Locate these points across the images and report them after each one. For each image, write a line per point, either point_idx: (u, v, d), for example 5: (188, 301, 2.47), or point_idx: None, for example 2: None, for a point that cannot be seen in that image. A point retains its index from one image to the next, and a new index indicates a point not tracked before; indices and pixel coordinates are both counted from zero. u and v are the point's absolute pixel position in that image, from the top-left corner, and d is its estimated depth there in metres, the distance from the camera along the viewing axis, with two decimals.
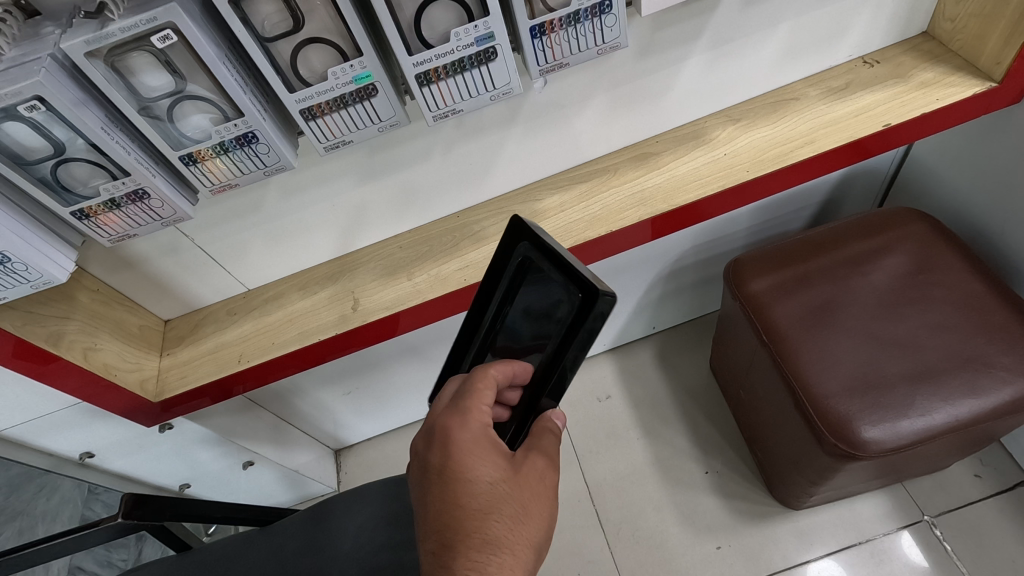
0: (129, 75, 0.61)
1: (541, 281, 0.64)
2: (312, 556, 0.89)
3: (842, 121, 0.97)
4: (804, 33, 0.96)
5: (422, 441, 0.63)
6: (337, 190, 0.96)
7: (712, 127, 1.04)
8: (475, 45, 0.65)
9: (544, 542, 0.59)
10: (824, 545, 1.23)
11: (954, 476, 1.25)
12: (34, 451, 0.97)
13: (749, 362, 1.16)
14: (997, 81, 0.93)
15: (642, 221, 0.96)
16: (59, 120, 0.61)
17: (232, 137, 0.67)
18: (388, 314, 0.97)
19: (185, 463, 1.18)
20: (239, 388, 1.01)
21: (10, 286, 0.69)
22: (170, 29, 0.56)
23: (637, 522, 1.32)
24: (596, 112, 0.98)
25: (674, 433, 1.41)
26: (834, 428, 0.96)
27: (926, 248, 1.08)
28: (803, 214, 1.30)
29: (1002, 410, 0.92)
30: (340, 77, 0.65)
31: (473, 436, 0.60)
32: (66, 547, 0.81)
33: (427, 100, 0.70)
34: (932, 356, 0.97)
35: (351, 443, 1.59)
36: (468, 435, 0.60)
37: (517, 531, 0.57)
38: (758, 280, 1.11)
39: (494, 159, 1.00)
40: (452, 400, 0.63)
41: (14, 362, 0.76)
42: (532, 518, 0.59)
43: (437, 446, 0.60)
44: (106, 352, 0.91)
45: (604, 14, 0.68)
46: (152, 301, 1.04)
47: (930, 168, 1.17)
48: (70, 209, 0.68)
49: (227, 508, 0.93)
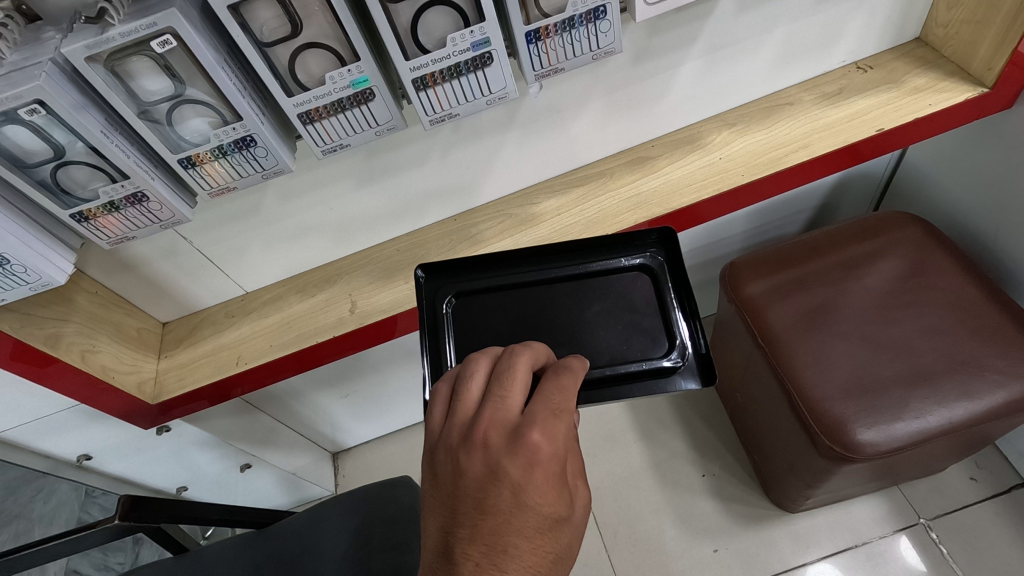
0: (129, 79, 0.61)
1: (648, 298, 0.76)
2: (310, 556, 0.90)
3: (835, 126, 0.98)
4: (798, 39, 0.97)
5: (494, 436, 0.55)
6: (335, 193, 0.96)
7: (708, 131, 1.05)
8: (471, 50, 0.66)
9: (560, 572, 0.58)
10: (820, 548, 1.23)
11: (950, 479, 1.25)
12: (32, 453, 0.97)
13: (744, 364, 1.16)
14: (989, 87, 0.94)
15: (639, 224, 0.96)
16: (59, 124, 0.61)
17: (230, 141, 0.68)
18: (386, 317, 0.97)
19: (181, 466, 1.18)
20: (236, 391, 1.02)
21: (9, 288, 0.69)
22: (169, 33, 0.57)
23: (634, 525, 1.33)
24: (592, 117, 0.99)
25: (671, 436, 1.42)
26: (828, 431, 0.96)
27: (919, 252, 1.09)
28: (799, 218, 1.31)
29: (996, 412, 0.93)
30: (338, 82, 0.65)
31: (556, 462, 0.54)
32: (63, 549, 0.82)
33: (424, 104, 0.71)
34: (925, 359, 0.98)
35: (348, 446, 1.60)
36: (550, 464, 0.54)
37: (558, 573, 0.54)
38: (753, 282, 1.12)
39: (490, 163, 1.01)
40: (543, 409, 0.55)
41: (11, 364, 0.77)
42: (568, 557, 0.56)
43: (521, 457, 0.53)
44: (104, 354, 0.91)
45: (599, 20, 0.69)
46: (150, 304, 1.05)
47: (924, 173, 1.18)
48: (69, 211, 0.68)
49: (224, 510, 0.93)
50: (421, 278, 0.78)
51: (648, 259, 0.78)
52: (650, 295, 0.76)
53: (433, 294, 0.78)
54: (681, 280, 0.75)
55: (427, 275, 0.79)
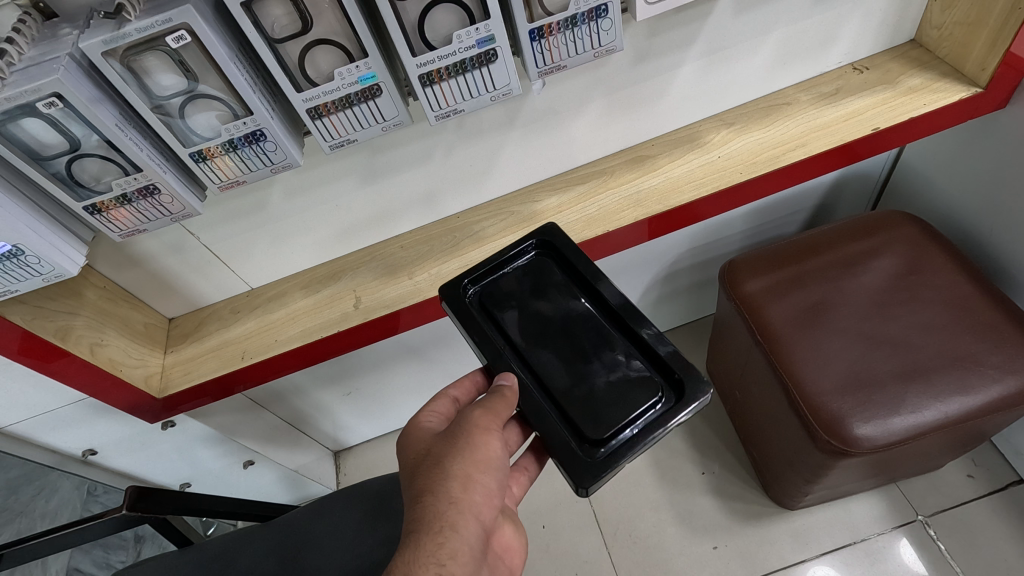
0: (143, 75, 0.63)
1: (534, 277, 0.80)
2: (312, 551, 0.90)
3: (831, 125, 0.99)
4: (796, 40, 0.99)
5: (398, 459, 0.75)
6: (340, 191, 0.98)
7: (707, 130, 1.06)
8: (476, 47, 0.68)
9: (484, 471, 0.62)
10: (820, 546, 1.24)
11: (947, 476, 1.27)
12: (39, 447, 0.98)
13: (744, 363, 1.18)
14: (982, 87, 0.96)
15: (639, 221, 0.98)
16: (75, 117, 0.63)
17: (240, 135, 0.69)
18: (390, 312, 0.99)
19: (187, 462, 1.18)
20: (239, 387, 1.03)
21: (22, 280, 0.71)
22: (184, 29, 0.59)
23: (635, 523, 1.34)
24: (592, 116, 1.00)
25: (671, 435, 1.43)
26: (825, 426, 0.97)
27: (915, 250, 1.10)
28: (797, 217, 1.33)
29: (992, 407, 0.94)
30: (347, 78, 0.67)
31: (411, 432, 0.70)
32: (70, 539, 0.82)
33: (429, 100, 0.73)
34: (921, 355, 0.99)
35: (350, 445, 1.61)
36: (410, 433, 0.70)
37: (440, 470, 0.61)
38: (752, 280, 1.14)
39: (493, 161, 1.02)
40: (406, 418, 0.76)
41: (20, 357, 0.78)
42: (458, 453, 0.63)
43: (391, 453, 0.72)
44: (112, 347, 0.92)
45: (600, 18, 0.71)
46: (157, 300, 1.06)
47: (920, 173, 1.20)
48: (83, 204, 0.70)
49: (229, 503, 0.94)
50: (679, 407, 0.67)
51: (545, 256, 0.82)
52: (543, 275, 0.80)
53: (663, 416, 0.67)
54: (538, 254, 0.82)
55: (689, 396, 0.68)
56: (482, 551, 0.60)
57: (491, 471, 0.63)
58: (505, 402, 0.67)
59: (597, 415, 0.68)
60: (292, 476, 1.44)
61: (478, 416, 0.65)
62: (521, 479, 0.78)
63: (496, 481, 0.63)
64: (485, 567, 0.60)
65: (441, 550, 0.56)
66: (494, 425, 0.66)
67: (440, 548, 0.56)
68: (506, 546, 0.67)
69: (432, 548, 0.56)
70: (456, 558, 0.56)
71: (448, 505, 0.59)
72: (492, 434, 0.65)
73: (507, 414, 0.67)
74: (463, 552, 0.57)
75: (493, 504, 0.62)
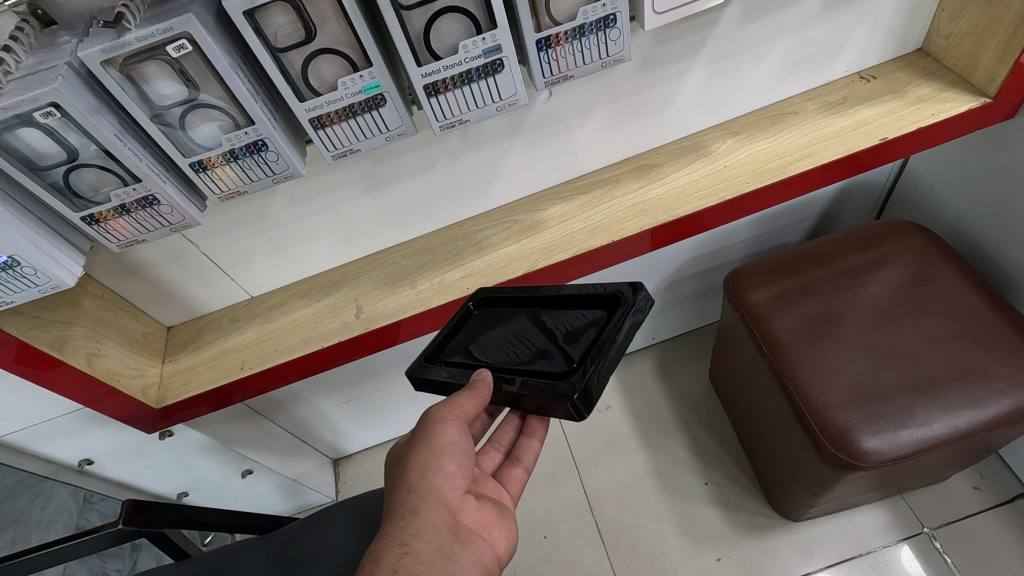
0: (143, 83, 0.62)
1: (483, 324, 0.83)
2: (309, 564, 0.88)
3: (839, 134, 0.98)
4: (803, 49, 0.98)
5: None
6: (340, 200, 0.97)
7: (712, 139, 1.05)
8: (482, 57, 0.67)
9: (439, 454, 0.66)
10: (824, 558, 1.22)
11: (953, 488, 1.25)
12: (34, 458, 0.97)
13: (749, 374, 1.16)
14: (991, 97, 0.95)
15: (643, 231, 0.96)
16: (73, 127, 0.62)
17: (242, 145, 0.68)
18: (392, 322, 0.97)
19: (184, 471, 1.17)
20: (238, 396, 1.01)
21: (18, 290, 0.70)
22: (185, 38, 0.58)
23: (637, 534, 1.32)
24: (597, 126, 1.00)
25: (674, 444, 1.42)
26: (833, 437, 0.96)
27: (921, 260, 1.10)
28: (802, 226, 1.32)
29: (1001, 420, 0.93)
30: (350, 87, 0.66)
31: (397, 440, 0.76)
32: (66, 555, 0.81)
33: (435, 110, 0.72)
34: (929, 367, 0.98)
35: (349, 453, 1.59)
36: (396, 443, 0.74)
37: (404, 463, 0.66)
38: (757, 290, 1.13)
39: (496, 169, 1.01)
40: None
41: (15, 367, 0.77)
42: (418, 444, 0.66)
43: None
44: (109, 358, 0.91)
45: (608, 28, 0.70)
46: (155, 307, 1.05)
47: (926, 181, 1.19)
48: (80, 214, 0.68)
49: (228, 516, 0.92)
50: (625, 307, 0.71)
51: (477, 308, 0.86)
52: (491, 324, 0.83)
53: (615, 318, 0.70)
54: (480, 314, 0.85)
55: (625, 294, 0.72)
56: (452, 530, 0.62)
57: (450, 455, 0.66)
58: (473, 397, 0.68)
59: (569, 356, 0.70)
60: (290, 486, 1.42)
61: (439, 410, 0.67)
62: (516, 476, 0.78)
63: (456, 463, 0.66)
64: (460, 544, 0.62)
65: (404, 531, 0.61)
66: (456, 417, 0.67)
67: (400, 529, 0.61)
68: (489, 521, 0.67)
69: (395, 531, 0.61)
70: (421, 536, 0.60)
71: (409, 494, 0.63)
72: (451, 424, 0.66)
73: (475, 408, 0.68)
74: (427, 530, 0.61)
75: (459, 484, 0.65)
